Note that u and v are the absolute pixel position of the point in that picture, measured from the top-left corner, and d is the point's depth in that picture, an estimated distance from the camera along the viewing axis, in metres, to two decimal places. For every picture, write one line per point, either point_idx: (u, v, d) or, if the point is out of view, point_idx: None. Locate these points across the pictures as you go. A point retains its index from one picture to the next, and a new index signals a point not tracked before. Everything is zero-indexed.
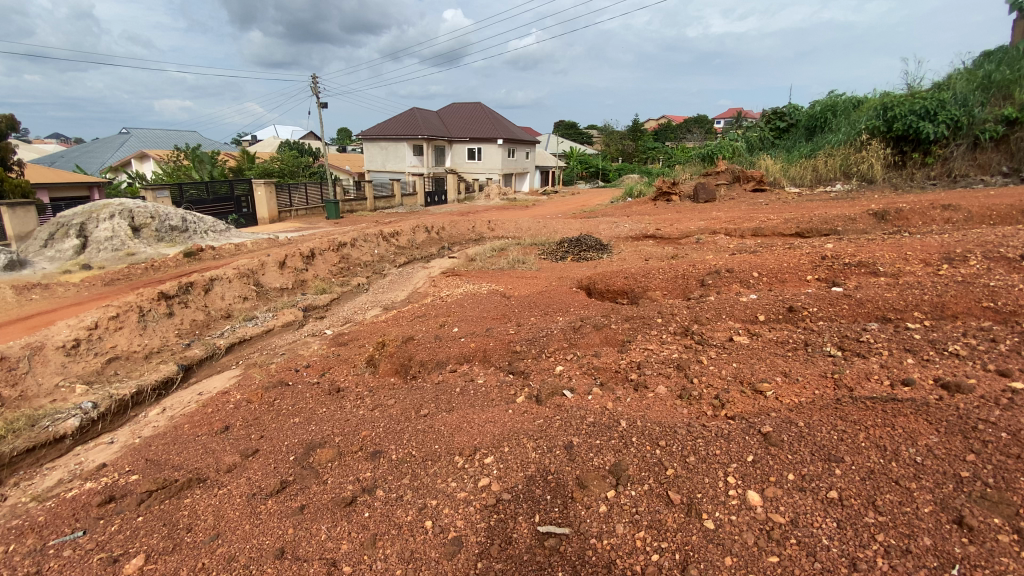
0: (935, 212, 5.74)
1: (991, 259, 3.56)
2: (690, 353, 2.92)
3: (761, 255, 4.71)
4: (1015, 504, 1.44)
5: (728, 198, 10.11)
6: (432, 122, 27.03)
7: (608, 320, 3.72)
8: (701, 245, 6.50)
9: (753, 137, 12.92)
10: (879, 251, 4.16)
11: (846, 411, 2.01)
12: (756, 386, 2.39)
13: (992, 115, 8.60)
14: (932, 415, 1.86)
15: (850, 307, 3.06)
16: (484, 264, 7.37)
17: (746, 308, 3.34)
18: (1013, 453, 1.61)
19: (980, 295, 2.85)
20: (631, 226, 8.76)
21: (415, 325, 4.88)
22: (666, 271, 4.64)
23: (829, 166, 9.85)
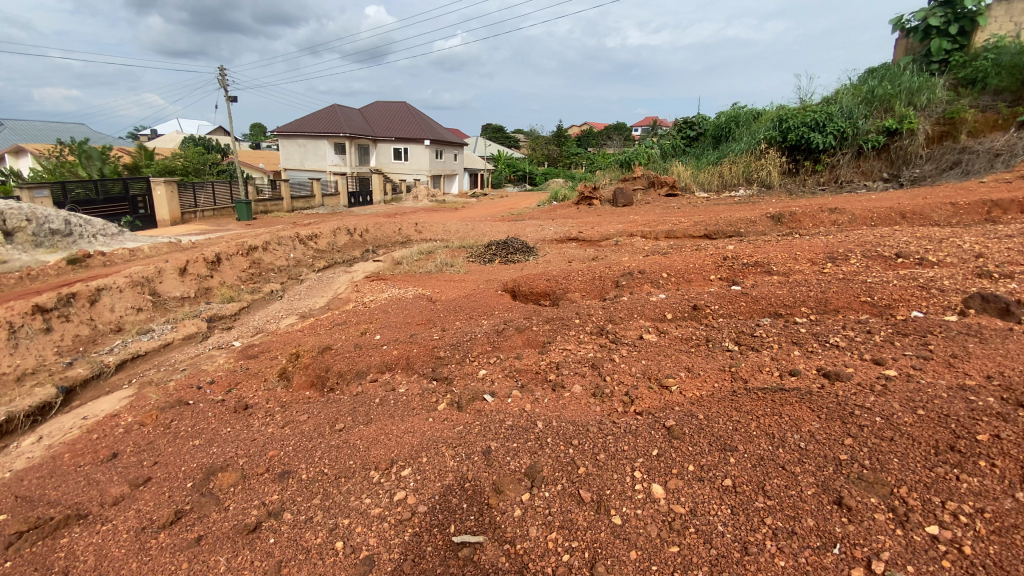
0: (823, 215, 6.36)
1: (866, 258, 3.99)
2: (604, 352, 3.01)
3: (671, 257, 4.98)
4: (884, 483, 1.60)
5: (645, 202, 10.62)
6: (355, 121, 26.08)
7: (530, 321, 3.74)
8: (620, 247, 6.75)
9: (666, 145, 13.71)
10: (773, 251, 4.54)
11: (741, 402, 2.15)
12: (663, 382, 2.50)
13: (875, 126, 9.62)
14: (814, 403, 2.03)
15: (746, 304, 3.30)
16: (410, 267, 7.19)
17: (656, 307, 3.51)
18: (882, 435, 1.79)
19: (858, 291, 3.16)
20: (556, 229, 8.95)
21: (333, 334, 4.65)
22: (585, 273, 4.76)
23: (733, 172, 10.65)
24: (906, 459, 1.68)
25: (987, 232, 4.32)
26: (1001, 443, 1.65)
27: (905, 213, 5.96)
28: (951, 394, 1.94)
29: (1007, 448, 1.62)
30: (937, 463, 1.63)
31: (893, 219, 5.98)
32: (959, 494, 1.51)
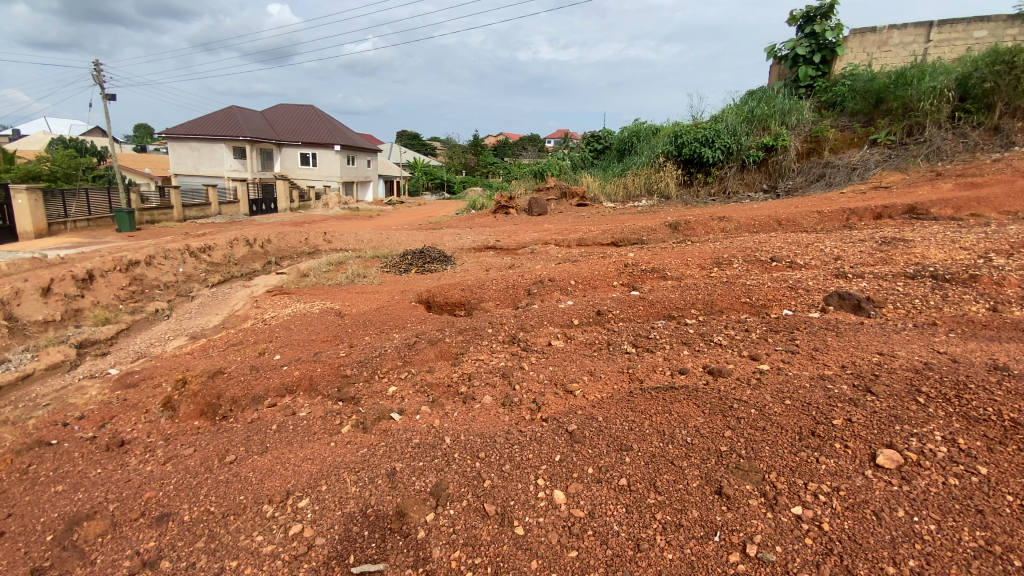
0: (714, 223, 6.95)
1: (747, 262, 4.41)
2: (514, 361, 3.03)
3: (579, 264, 5.18)
4: (757, 470, 1.75)
5: (559, 211, 10.95)
6: (258, 124, 24.47)
7: (442, 333, 3.67)
8: (535, 255, 6.90)
9: (576, 157, 14.31)
10: (668, 258, 4.87)
11: (636, 402, 2.26)
12: (567, 387, 2.57)
13: (756, 144, 10.71)
14: (699, 399, 2.19)
15: (644, 308, 3.50)
16: (318, 280, 6.82)
17: (564, 313, 3.60)
18: (756, 425, 1.96)
19: (739, 292, 3.47)
20: (473, 238, 8.95)
21: (229, 355, 4.28)
22: (498, 282, 4.79)
23: (636, 184, 11.32)
24: (776, 445, 1.85)
25: (844, 237, 4.94)
26: (851, 426, 1.88)
27: (782, 221, 6.67)
28: (812, 384, 2.18)
29: (855, 430, 1.85)
30: (801, 447, 1.82)
31: (772, 226, 6.67)
32: (818, 475, 1.69)
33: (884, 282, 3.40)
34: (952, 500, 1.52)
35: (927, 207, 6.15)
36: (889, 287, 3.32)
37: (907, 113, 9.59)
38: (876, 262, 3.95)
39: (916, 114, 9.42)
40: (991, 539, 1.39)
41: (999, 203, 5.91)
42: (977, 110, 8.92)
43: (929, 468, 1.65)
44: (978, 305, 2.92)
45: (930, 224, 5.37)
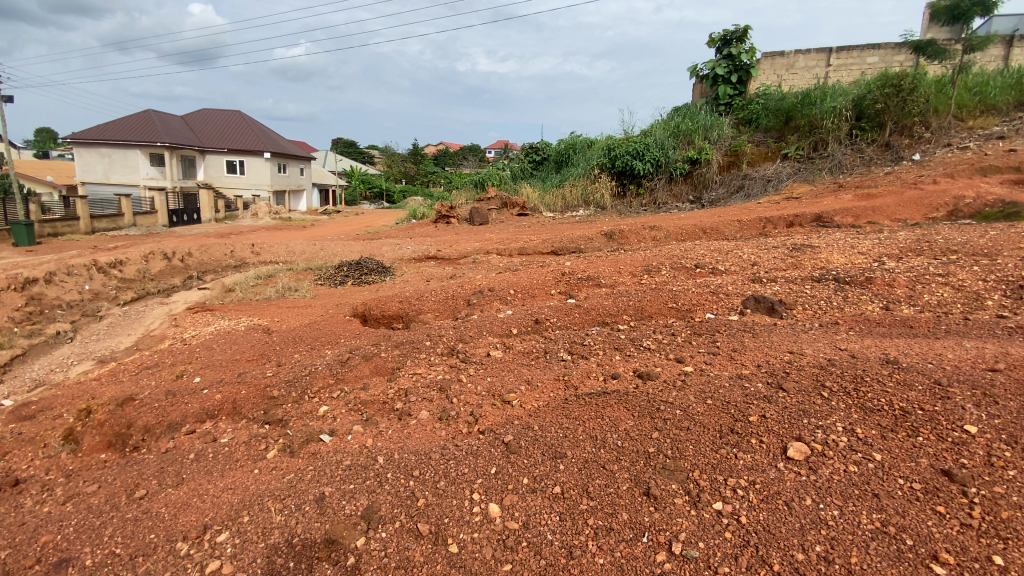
0: (646, 232, 7.28)
1: (675, 269, 4.64)
2: (452, 373, 2.99)
3: (517, 274, 5.22)
4: (682, 469, 1.83)
5: (500, 221, 11.01)
6: (178, 129, 22.92)
7: (377, 347, 3.57)
8: (476, 264, 6.88)
9: (515, 167, 14.51)
10: (603, 266, 5.03)
11: (571, 409, 2.30)
12: (504, 397, 2.57)
13: (682, 157, 11.33)
14: (629, 402, 2.26)
15: (580, 315, 3.58)
16: (245, 295, 6.44)
17: (503, 323, 3.61)
18: (681, 425, 2.06)
19: (667, 298, 3.64)
20: (414, 248, 8.82)
21: (142, 380, 3.94)
22: (437, 293, 4.74)
23: (573, 195, 11.63)
24: (699, 444, 1.94)
25: (761, 244, 5.32)
26: (765, 421, 2.01)
27: (707, 229, 7.08)
28: (732, 383, 2.32)
29: (769, 425, 1.98)
30: (721, 444, 1.92)
31: (699, 234, 7.07)
32: (737, 470, 1.79)
33: (794, 286, 3.69)
34: (852, 486, 1.66)
35: (832, 215, 6.75)
36: (799, 290, 3.61)
37: (813, 130, 10.51)
38: (788, 267, 4.29)
39: (820, 131, 10.34)
40: (885, 521, 1.53)
41: (891, 212, 6.60)
42: (871, 128, 9.92)
43: (832, 457, 1.79)
44: (873, 304, 3.24)
45: (834, 231, 5.90)
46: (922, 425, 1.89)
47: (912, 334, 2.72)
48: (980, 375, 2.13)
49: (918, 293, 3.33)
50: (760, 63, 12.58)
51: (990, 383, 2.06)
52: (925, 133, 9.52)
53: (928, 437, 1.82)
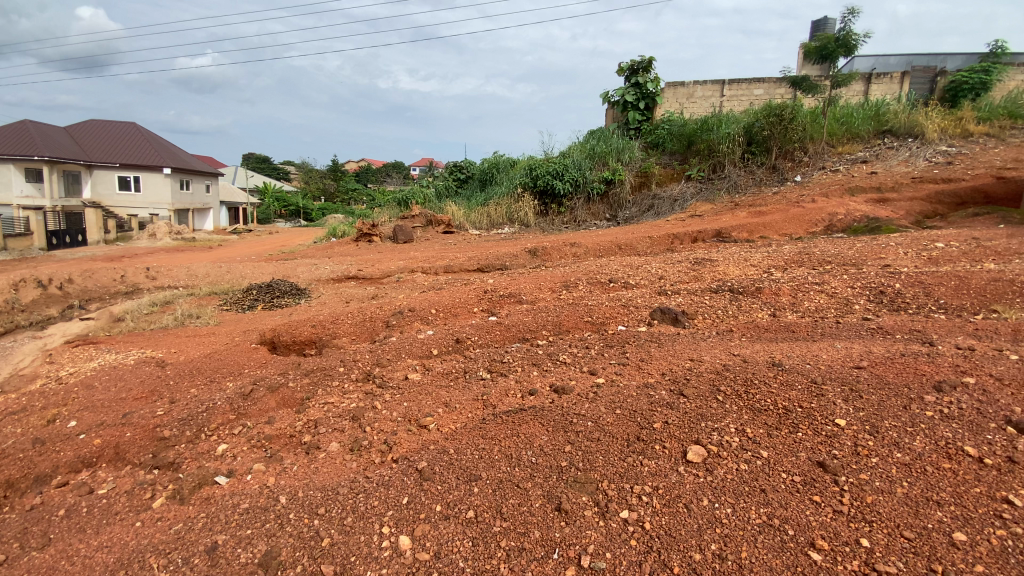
0: (567, 249, 7.53)
1: (591, 284, 4.82)
2: (366, 400, 2.87)
3: (439, 292, 5.18)
4: (592, 481, 1.88)
5: (425, 239, 10.87)
6: (58, 141, 20.52)
7: (286, 377, 3.35)
8: (400, 283, 6.74)
9: (439, 186, 14.47)
10: (523, 283, 5.11)
11: (487, 429, 2.29)
12: (420, 421, 2.50)
13: (598, 178, 11.89)
14: (544, 418, 2.30)
15: (500, 332, 3.60)
16: (136, 325, 5.81)
17: (422, 343, 3.54)
18: (592, 437, 2.11)
19: (583, 313, 3.76)
20: (332, 268, 8.45)
21: (4, 428, 3.40)
22: (354, 315, 4.56)
23: (498, 213, 11.78)
24: (609, 454, 2.01)
25: (668, 259, 5.69)
26: (668, 427, 2.12)
27: (622, 245, 7.46)
28: (639, 392, 2.43)
29: (672, 431, 2.09)
30: (629, 453, 2.00)
31: (615, 250, 7.43)
32: (642, 477, 1.86)
33: (697, 297, 3.96)
34: (744, 484, 1.79)
35: (730, 231, 7.39)
36: (699, 300, 3.89)
37: (711, 153, 11.50)
38: (691, 279, 4.60)
39: (718, 154, 11.32)
40: (772, 514, 1.65)
41: (779, 227, 7.34)
42: (760, 152, 11.03)
43: (727, 457, 1.93)
44: (762, 312, 3.57)
45: (732, 246, 6.46)
46: (802, 421, 2.08)
47: (794, 338, 3.02)
48: (848, 372, 2.39)
49: (799, 300, 3.71)
50: (665, 91, 13.62)
51: (857, 379, 2.32)
52: (803, 157, 10.75)
53: (807, 432, 2.01)
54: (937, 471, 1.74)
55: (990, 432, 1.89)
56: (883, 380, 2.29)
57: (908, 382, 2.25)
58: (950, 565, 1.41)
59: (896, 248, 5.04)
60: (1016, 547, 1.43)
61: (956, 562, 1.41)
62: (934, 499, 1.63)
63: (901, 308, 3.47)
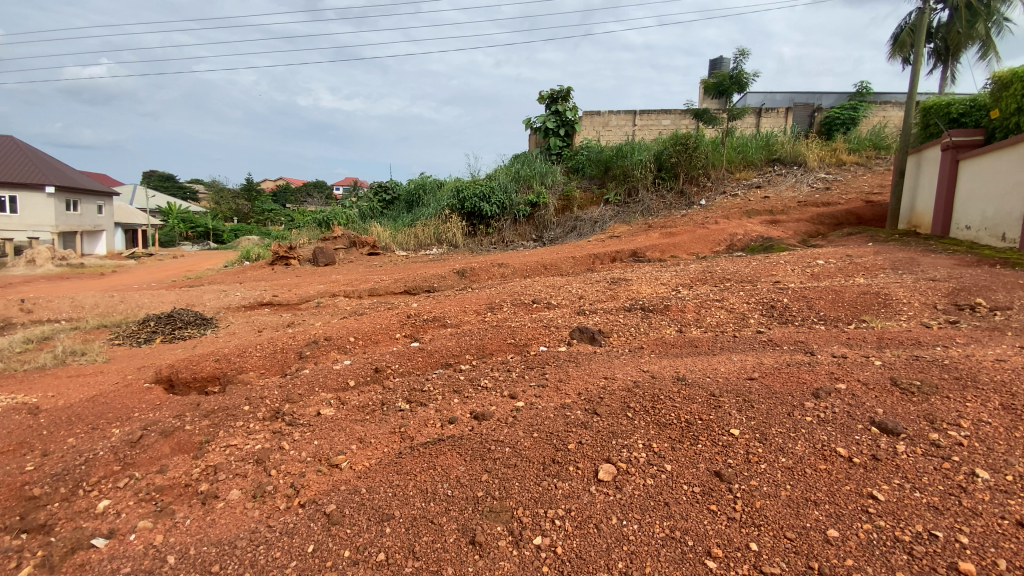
0: (494, 270, 7.61)
1: (515, 306, 4.89)
2: (273, 441, 2.69)
3: (359, 318, 5.00)
4: (507, 509, 1.88)
5: (347, 261, 10.47)
6: None
7: (181, 420, 3.05)
8: (319, 309, 6.44)
9: (363, 206, 14.10)
10: (448, 306, 5.08)
11: (403, 463, 2.23)
12: (332, 460, 2.38)
13: (524, 201, 12.17)
14: (462, 447, 2.27)
15: (422, 359, 3.53)
16: (4, 365, 5.06)
17: (338, 374, 3.39)
18: (508, 463, 2.13)
19: (505, 335, 3.81)
20: (244, 294, 7.90)
21: None
22: (264, 346, 4.28)
23: (425, 234, 11.62)
24: (525, 479, 2.02)
25: (588, 279, 5.91)
26: (582, 447, 2.19)
27: (546, 265, 7.66)
28: (555, 414, 2.48)
29: (585, 451, 2.16)
30: (544, 476, 2.03)
31: (541, 271, 7.61)
32: (556, 501, 1.89)
33: (612, 316, 4.14)
34: (649, 499, 1.87)
35: (645, 251, 7.85)
36: (615, 319, 4.07)
37: (627, 178, 12.20)
38: (608, 299, 4.81)
39: (633, 179, 12.03)
40: (674, 527, 1.74)
41: (687, 247, 7.90)
42: (670, 178, 11.87)
43: (635, 473, 2.01)
44: (670, 328, 3.80)
45: (646, 265, 6.85)
46: (701, 433, 2.22)
47: (697, 352, 3.24)
48: (742, 384, 2.59)
49: (702, 316, 3.99)
50: (583, 119, 14.33)
51: (749, 390, 2.52)
52: (708, 182, 11.71)
53: (706, 443, 2.15)
54: (815, 472, 1.92)
55: (858, 433, 2.12)
56: (771, 389, 2.51)
57: (792, 391, 2.48)
58: (825, 561, 1.56)
59: (785, 265, 5.60)
60: (878, 539, 1.61)
61: (829, 558, 1.56)
62: (812, 499, 1.80)
63: (788, 320, 3.85)
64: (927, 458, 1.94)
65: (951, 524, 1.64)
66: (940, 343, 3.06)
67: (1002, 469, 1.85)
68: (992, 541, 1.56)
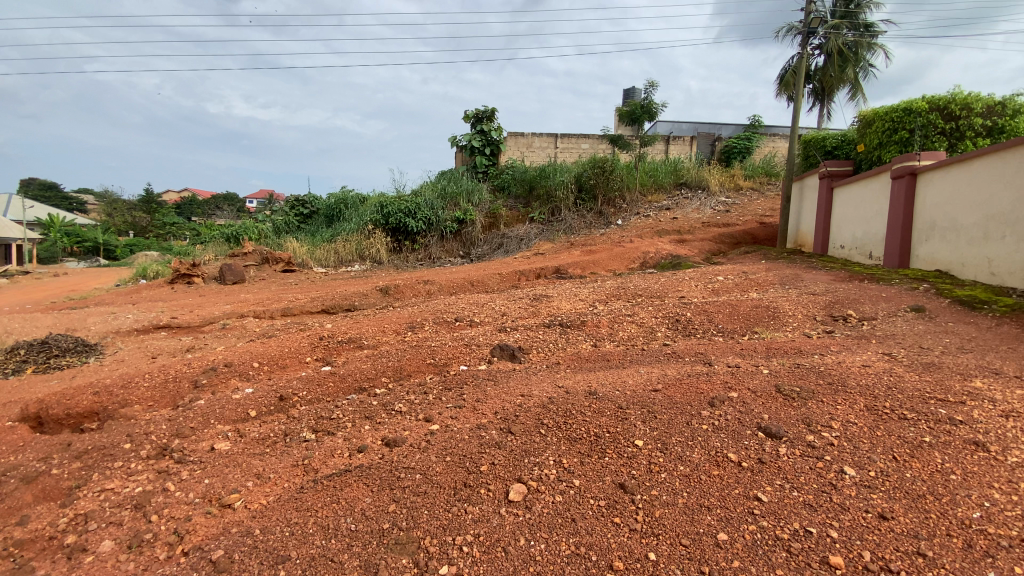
0: (419, 286, 7.49)
1: (436, 324, 4.82)
2: (157, 482, 2.42)
3: (267, 341, 4.67)
4: (413, 539, 1.81)
5: (259, 279, 9.80)
6: None
7: (45, 465, 2.65)
8: (225, 332, 5.95)
9: (279, 221, 13.35)
10: (366, 326, 4.91)
11: (303, 499, 2.09)
12: (223, 500, 2.18)
13: (451, 217, 12.13)
14: (370, 478, 2.17)
15: (334, 384, 3.36)
16: None
17: (238, 404, 3.13)
18: (418, 490, 2.06)
19: (424, 355, 3.74)
20: (138, 316, 7.13)
21: None
22: (154, 375, 3.86)
23: (346, 250, 11.20)
24: (434, 507, 1.97)
25: (510, 296, 5.97)
26: (494, 468, 2.18)
27: (473, 282, 7.66)
28: (470, 435, 2.45)
29: (497, 472, 2.15)
30: (454, 502, 1.99)
31: (467, 287, 7.59)
32: (464, 527, 1.86)
33: (532, 333, 4.20)
34: (558, 516, 1.89)
35: (567, 268, 8.10)
36: (534, 335, 4.14)
37: (550, 198, 12.59)
38: (529, 315, 4.88)
39: (557, 199, 12.43)
40: (580, 543, 1.77)
41: (605, 265, 8.25)
42: (589, 199, 12.41)
43: (544, 491, 2.03)
44: (586, 343, 3.93)
45: (567, 282, 7.07)
46: (609, 445, 2.30)
47: (609, 366, 3.37)
48: (647, 396, 2.72)
49: (615, 331, 4.17)
50: (507, 140, 14.63)
51: (654, 401, 2.65)
52: (624, 204, 12.37)
53: (613, 456, 2.22)
54: (709, 478, 2.05)
55: (747, 438, 2.29)
56: (673, 400, 2.65)
57: (691, 401, 2.64)
58: (715, 564, 1.65)
59: (691, 282, 6.00)
60: (761, 539, 1.74)
61: (718, 562, 1.66)
62: (706, 504, 1.91)
63: (692, 333, 4.11)
64: (804, 458, 2.14)
65: (822, 520, 1.80)
66: (818, 351, 3.41)
67: (865, 466, 2.07)
68: (859, 535, 1.73)
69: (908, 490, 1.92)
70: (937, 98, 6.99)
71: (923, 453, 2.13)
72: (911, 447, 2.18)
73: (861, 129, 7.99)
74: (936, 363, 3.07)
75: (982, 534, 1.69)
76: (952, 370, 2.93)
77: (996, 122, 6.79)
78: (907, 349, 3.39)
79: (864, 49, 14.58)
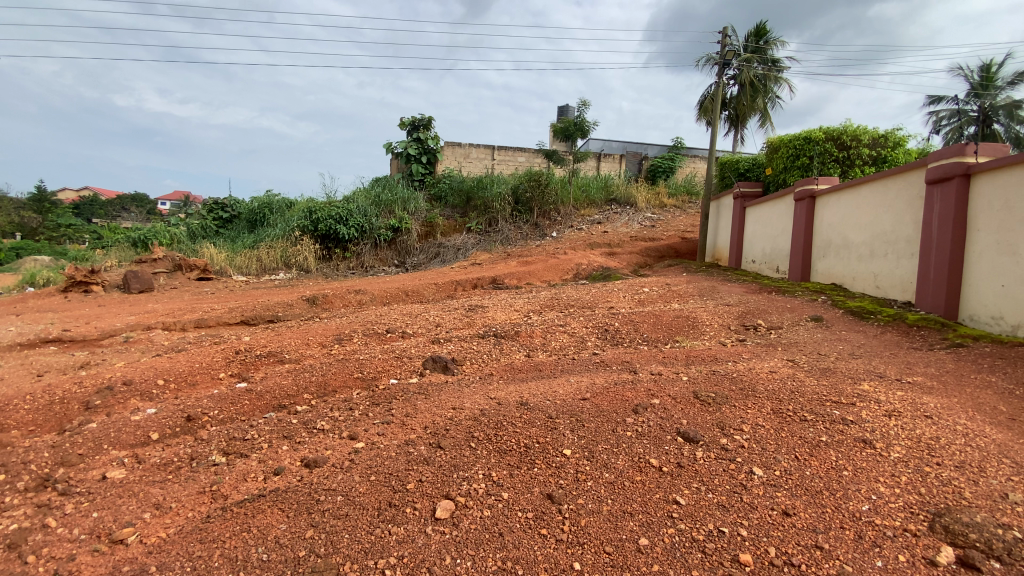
0: (350, 296, 7.24)
1: (366, 336, 4.65)
2: (35, 518, 2.12)
3: (176, 356, 4.31)
4: (331, 566, 1.72)
5: (170, 287, 9.01)
6: None
7: None
8: (127, 346, 5.40)
9: (194, 225, 12.38)
10: (288, 338, 4.65)
11: (209, 530, 1.93)
12: (115, 535, 1.96)
13: (385, 225, 11.86)
14: (287, 502, 2.05)
15: (249, 402, 3.14)
16: None
17: (138, 427, 2.84)
18: (339, 513, 1.97)
19: (351, 369, 3.60)
20: (21, 328, 6.31)
21: None
22: (37, 397, 3.41)
23: (271, 257, 10.61)
24: (354, 529, 1.88)
25: (445, 306, 5.91)
26: (422, 485, 2.12)
27: (407, 292, 7.51)
28: (397, 451, 2.38)
29: (424, 489, 2.09)
30: (377, 523, 1.91)
31: (401, 297, 7.43)
32: (387, 549, 1.79)
33: (465, 344, 4.18)
34: (485, 532, 1.87)
35: (503, 278, 8.16)
36: (467, 346, 4.12)
37: (486, 209, 12.67)
38: (463, 326, 4.85)
39: (493, 210, 12.54)
40: (506, 558, 1.76)
41: (540, 276, 8.39)
42: (525, 211, 12.62)
43: (472, 507, 2.00)
44: (518, 353, 3.97)
45: (502, 292, 7.11)
46: (537, 457, 2.31)
47: (540, 376, 3.41)
48: (577, 405, 2.78)
49: (548, 340, 4.25)
50: (444, 149, 14.55)
51: (582, 410, 2.72)
52: (558, 216, 12.70)
53: (542, 466, 2.24)
54: (632, 484, 2.12)
55: (667, 443, 2.40)
56: (600, 408, 2.72)
57: (617, 408, 2.73)
58: (635, 569, 1.70)
59: (619, 293, 6.23)
60: (680, 541, 1.81)
61: (640, 566, 1.71)
62: (628, 511, 1.96)
63: (619, 342, 4.26)
64: (718, 460, 2.27)
65: (734, 520, 1.91)
66: (731, 359, 3.65)
67: (771, 466, 2.23)
68: (765, 532, 1.85)
69: (808, 487, 2.08)
70: (833, 130, 7.76)
71: (821, 452, 2.32)
72: (811, 446, 2.38)
73: (770, 154, 8.73)
74: (832, 368, 3.38)
75: (870, 525, 1.87)
76: (845, 375, 3.24)
77: (879, 153, 7.63)
78: (807, 356, 3.71)
79: (771, 82, 15.97)
